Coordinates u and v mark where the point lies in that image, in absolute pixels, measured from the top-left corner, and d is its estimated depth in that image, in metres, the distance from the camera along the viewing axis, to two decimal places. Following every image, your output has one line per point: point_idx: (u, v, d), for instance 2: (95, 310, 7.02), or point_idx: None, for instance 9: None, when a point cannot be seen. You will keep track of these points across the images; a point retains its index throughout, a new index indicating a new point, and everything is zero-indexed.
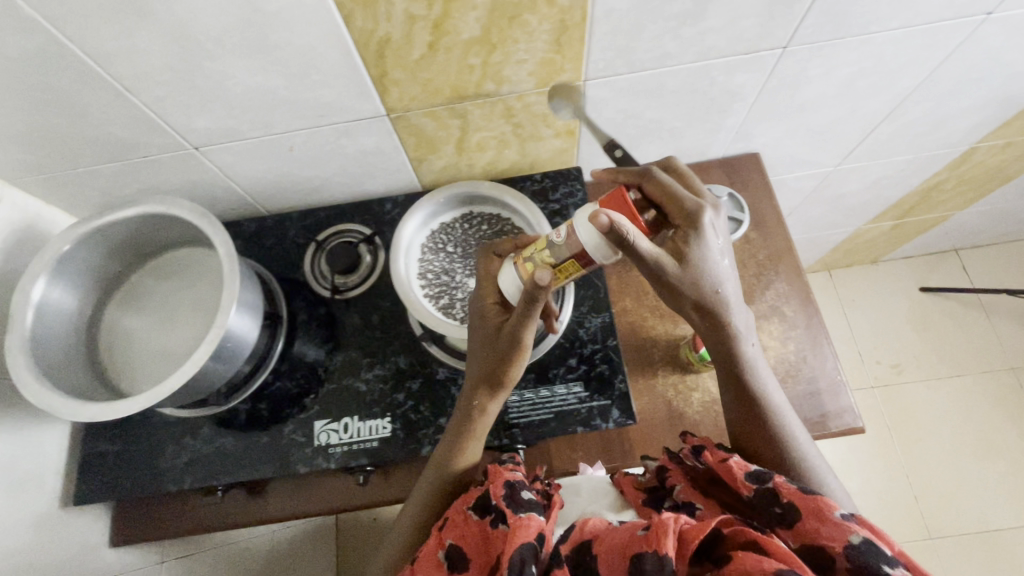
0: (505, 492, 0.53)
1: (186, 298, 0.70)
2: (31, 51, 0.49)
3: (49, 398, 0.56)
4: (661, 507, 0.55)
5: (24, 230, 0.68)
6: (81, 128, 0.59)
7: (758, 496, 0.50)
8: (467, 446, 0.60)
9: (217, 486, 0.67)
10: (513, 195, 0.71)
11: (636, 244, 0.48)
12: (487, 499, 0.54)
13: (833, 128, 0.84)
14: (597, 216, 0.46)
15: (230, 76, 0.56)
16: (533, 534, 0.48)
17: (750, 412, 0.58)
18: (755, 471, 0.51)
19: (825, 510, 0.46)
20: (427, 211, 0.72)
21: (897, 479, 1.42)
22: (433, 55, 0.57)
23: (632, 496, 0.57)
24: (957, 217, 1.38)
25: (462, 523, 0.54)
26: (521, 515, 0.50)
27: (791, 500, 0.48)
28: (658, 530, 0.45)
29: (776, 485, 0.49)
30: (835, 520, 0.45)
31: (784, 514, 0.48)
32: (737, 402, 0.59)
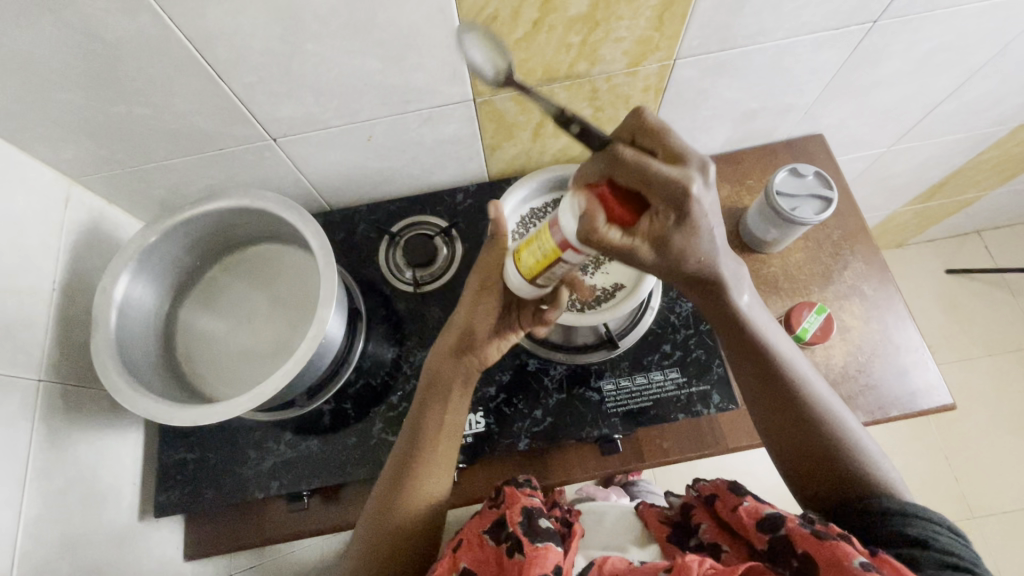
0: (521, 519, 0.51)
1: (264, 296, 0.68)
2: (133, 34, 0.47)
3: (143, 400, 0.54)
4: (686, 546, 0.54)
5: (91, 232, 0.65)
6: (162, 119, 0.57)
7: (775, 544, 0.46)
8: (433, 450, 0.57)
9: (306, 490, 0.65)
10: None
11: (611, 239, 0.41)
12: (501, 524, 0.53)
13: (900, 107, 0.83)
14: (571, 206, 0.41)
15: (326, 59, 0.53)
16: (550, 566, 0.47)
17: (786, 416, 0.54)
18: (768, 517, 0.48)
19: (843, 560, 0.41)
20: (520, 196, 0.71)
21: (938, 460, 1.41)
22: (535, 34, 0.55)
23: (657, 532, 0.58)
24: (989, 197, 1.38)
25: (477, 547, 0.52)
26: (537, 545, 0.48)
27: (806, 549, 0.43)
28: (681, 570, 0.43)
29: (790, 533, 0.45)
30: (852, 571, 0.40)
31: (801, 564, 0.43)
32: (770, 409, 0.55)
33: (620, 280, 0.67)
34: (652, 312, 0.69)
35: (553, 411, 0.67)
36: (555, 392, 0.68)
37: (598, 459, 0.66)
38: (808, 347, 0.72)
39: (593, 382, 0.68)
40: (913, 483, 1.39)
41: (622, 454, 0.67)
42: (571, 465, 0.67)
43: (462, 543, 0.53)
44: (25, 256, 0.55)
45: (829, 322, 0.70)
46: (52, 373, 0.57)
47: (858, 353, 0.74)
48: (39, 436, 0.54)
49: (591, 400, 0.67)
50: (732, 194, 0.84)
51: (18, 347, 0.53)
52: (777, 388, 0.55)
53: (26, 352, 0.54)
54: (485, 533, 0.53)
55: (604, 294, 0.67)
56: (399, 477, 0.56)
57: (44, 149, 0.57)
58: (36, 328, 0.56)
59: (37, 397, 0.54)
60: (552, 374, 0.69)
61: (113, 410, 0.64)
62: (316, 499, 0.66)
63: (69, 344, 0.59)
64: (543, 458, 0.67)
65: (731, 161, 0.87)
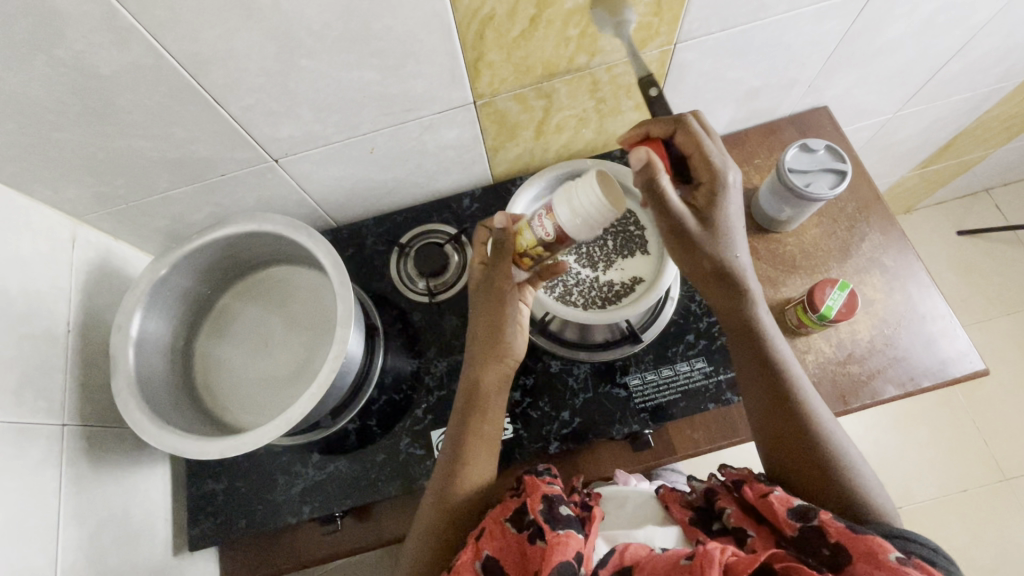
0: (542, 506, 0.50)
1: (279, 320, 0.67)
2: (127, 66, 0.46)
3: (169, 437, 0.53)
4: (710, 530, 0.52)
5: (100, 270, 0.64)
6: (162, 150, 0.56)
7: (805, 535, 0.45)
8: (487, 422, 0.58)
9: (339, 511, 0.64)
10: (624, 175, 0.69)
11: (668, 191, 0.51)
12: (523, 514, 0.51)
13: (904, 72, 0.81)
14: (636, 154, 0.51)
15: (323, 74, 0.52)
16: (571, 553, 0.45)
17: (790, 418, 0.53)
18: (797, 506, 0.47)
19: (878, 552, 0.40)
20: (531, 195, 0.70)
21: (966, 424, 1.40)
22: (533, 30, 0.54)
23: (678, 514, 0.54)
24: (996, 155, 1.36)
25: (499, 535, 0.50)
26: (558, 532, 0.47)
27: (840, 540, 0.42)
28: (703, 557, 0.42)
29: (822, 524, 0.44)
30: (888, 564, 0.39)
31: (832, 555, 0.42)
32: (772, 410, 0.54)
33: (638, 274, 0.67)
34: (674, 302, 0.69)
35: (581, 411, 0.66)
36: (581, 392, 0.67)
37: (628, 455, 0.66)
38: (832, 324, 0.71)
39: (618, 379, 0.67)
40: (941, 450, 1.37)
41: (654, 449, 0.66)
42: (602, 459, 0.66)
43: (484, 531, 0.51)
44: (36, 301, 0.54)
45: (853, 298, 0.68)
46: (75, 416, 0.56)
47: (884, 325, 0.73)
48: (67, 481, 0.54)
49: (618, 398, 0.66)
50: (741, 175, 0.83)
51: (38, 393, 0.53)
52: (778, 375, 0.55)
53: (47, 398, 0.53)
54: (507, 521, 0.51)
55: (625, 289, 0.66)
56: (457, 446, 0.57)
57: (46, 192, 0.56)
58: (55, 372, 0.55)
59: (61, 442, 0.54)
60: (577, 374, 0.68)
61: (138, 447, 0.64)
62: (348, 520, 0.66)
63: (88, 385, 0.59)
64: (574, 460, 0.66)
65: (737, 141, 0.85)
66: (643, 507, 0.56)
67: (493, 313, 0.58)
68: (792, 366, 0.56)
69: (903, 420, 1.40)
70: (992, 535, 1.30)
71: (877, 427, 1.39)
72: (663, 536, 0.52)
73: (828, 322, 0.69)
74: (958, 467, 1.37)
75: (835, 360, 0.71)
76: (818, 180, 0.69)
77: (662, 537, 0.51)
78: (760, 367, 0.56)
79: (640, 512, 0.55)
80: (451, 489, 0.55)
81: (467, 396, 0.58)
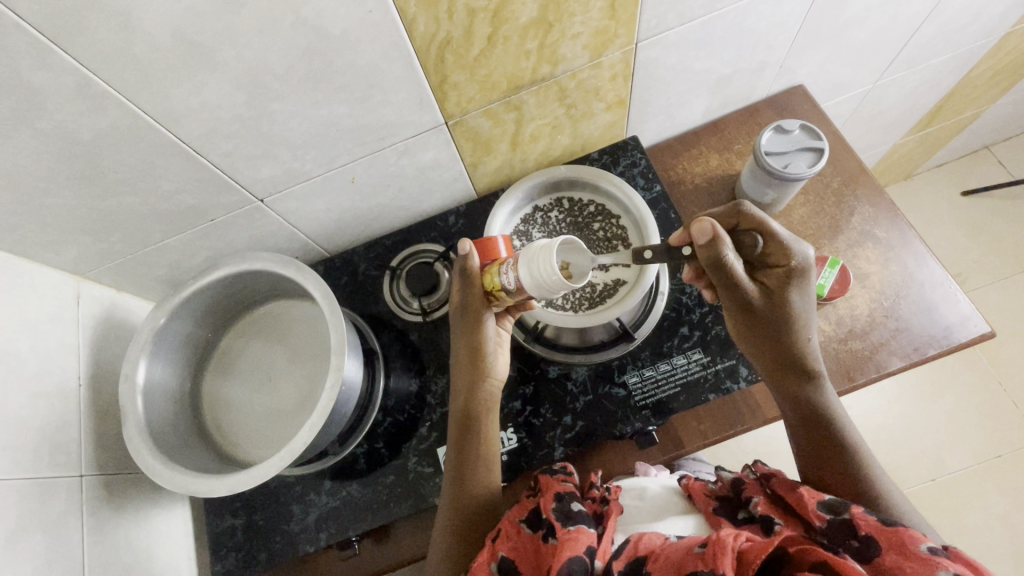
0: (556, 505, 0.51)
1: (280, 354, 0.69)
2: (106, 129, 0.48)
3: (181, 478, 0.55)
4: (735, 517, 0.50)
5: (106, 323, 0.67)
6: (151, 203, 0.58)
7: (832, 528, 0.45)
8: (483, 440, 0.60)
9: (355, 536, 0.65)
10: (609, 179, 0.71)
11: (728, 261, 0.55)
12: (541, 514, 0.52)
13: (876, 43, 0.81)
14: (705, 223, 0.54)
15: (294, 114, 0.54)
16: (583, 549, 0.45)
17: (821, 434, 0.55)
18: (828, 500, 0.47)
19: (909, 544, 0.40)
20: (516, 199, 0.73)
21: (994, 388, 1.36)
22: (491, 48, 0.55)
23: (702, 503, 0.54)
24: (991, 111, 1.33)
25: (513, 537, 0.51)
26: (569, 529, 0.47)
27: (869, 533, 0.42)
28: (716, 547, 0.40)
29: (853, 517, 0.44)
30: (919, 555, 0.39)
31: (862, 547, 0.42)
32: (801, 424, 0.57)
33: (620, 275, 0.69)
34: (663, 296, 0.70)
35: (582, 415, 0.67)
36: (581, 396, 0.68)
37: (635, 453, 0.66)
38: (828, 303, 0.70)
39: (616, 378, 0.68)
40: (970, 417, 1.34)
41: (661, 445, 0.66)
42: (611, 459, 0.66)
43: (500, 533, 0.51)
44: (47, 361, 0.57)
45: (845, 274, 0.68)
46: (92, 467, 0.58)
47: (882, 298, 0.72)
48: (89, 531, 0.56)
49: (617, 397, 0.67)
50: (722, 162, 0.83)
51: (54, 449, 0.55)
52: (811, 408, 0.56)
53: (64, 452, 0.56)
54: (523, 522, 0.52)
55: (609, 291, 0.68)
56: (458, 458, 0.59)
57: (48, 256, 0.59)
58: (69, 428, 0.57)
59: (81, 493, 0.56)
60: (575, 378, 0.69)
61: (157, 491, 0.66)
62: (366, 543, 0.66)
63: (104, 435, 0.61)
64: (580, 462, 0.67)
65: (715, 130, 0.85)
66: (664, 497, 0.56)
67: (473, 334, 0.60)
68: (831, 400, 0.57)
69: (926, 390, 1.37)
70: None
71: (901, 400, 1.36)
72: (679, 524, 0.51)
73: (823, 301, 0.68)
74: (993, 432, 1.32)
75: (836, 338, 0.71)
76: (798, 158, 0.69)
77: (681, 525, 0.51)
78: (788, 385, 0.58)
79: (660, 503, 0.55)
80: (464, 495, 0.57)
81: (461, 418, 0.60)
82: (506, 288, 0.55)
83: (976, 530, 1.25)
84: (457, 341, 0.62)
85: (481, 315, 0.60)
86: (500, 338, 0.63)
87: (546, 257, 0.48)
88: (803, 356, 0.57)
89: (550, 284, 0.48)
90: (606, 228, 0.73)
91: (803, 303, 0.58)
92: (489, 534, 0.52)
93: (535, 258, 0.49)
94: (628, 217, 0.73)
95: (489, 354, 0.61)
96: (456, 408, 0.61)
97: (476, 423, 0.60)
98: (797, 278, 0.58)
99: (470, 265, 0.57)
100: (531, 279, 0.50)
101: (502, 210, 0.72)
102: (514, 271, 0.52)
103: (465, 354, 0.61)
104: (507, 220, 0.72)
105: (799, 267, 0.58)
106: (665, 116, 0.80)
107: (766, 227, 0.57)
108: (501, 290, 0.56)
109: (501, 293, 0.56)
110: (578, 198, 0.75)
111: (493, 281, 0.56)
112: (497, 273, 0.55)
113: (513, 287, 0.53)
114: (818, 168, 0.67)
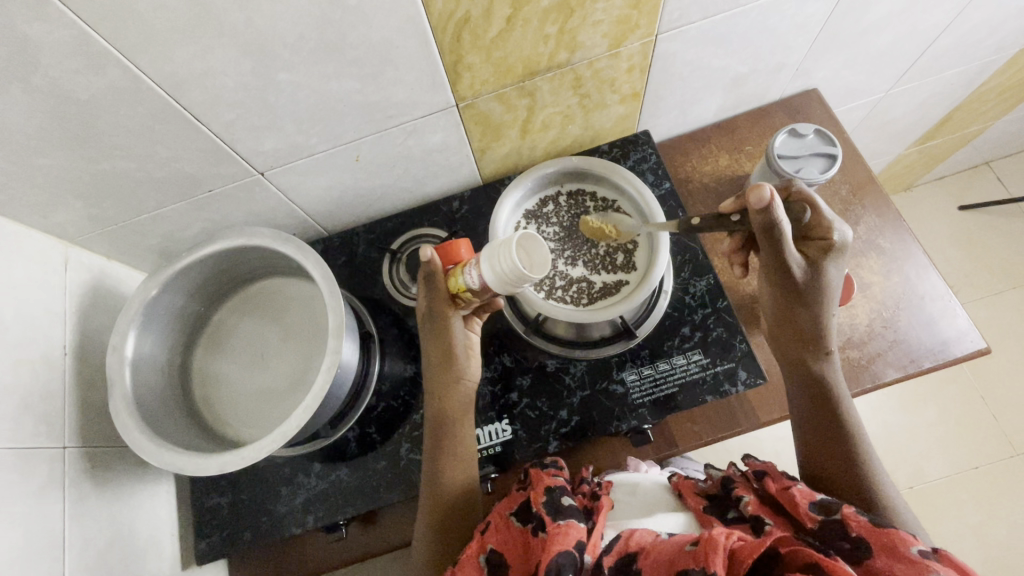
0: (546, 499, 0.49)
1: (274, 333, 0.68)
2: (104, 89, 0.46)
3: (168, 454, 0.54)
4: (725, 517, 0.49)
5: (95, 292, 0.64)
6: (147, 169, 0.56)
7: (823, 527, 0.44)
8: (460, 442, 0.59)
9: (342, 520, 0.65)
10: (633, 185, 0.69)
11: (781, 228, 0.54)
12: (528, 506, 0.51)
13: (893, 51, 0.80)
14: (763, 189, 0.53)
15: (303, 86, 0.52)
16: (572, 543, 0.43)
17: (828, 410, 0.56)
18: (820, 500, 0.46)
19: (900, 545, 0.39)
20: (540, 179, 0.72)
21: (976, 401, 1.38)
22: (510, 31, 0.54)
23: (692, 502, 0.52)
24: (996, 127, 1.33)
25: (503, 530, 0.50)
26: (559, 523, 0.45)
27: (860, 534, 0.41)
28: (707, 545, 0.39)
29: (845, 518, 0.43)
30: (909, 556, 0.38)
31: (853, 549, 0.41)
32: (814, 399, 0.57)
33: (623, 277, 0.68)
34: (667, 296, 0.70)
35: (578, 410, 0.66)
36: (578, 390, 0.67)
37: (630, 450, 0.66)
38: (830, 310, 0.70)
39: (615, 375, 0.67)
40: (951, 429, 1.36)
41: (655, 443, 0.66)
42: (604, 456, 0.66)
43: (489, 526, 0.51)
44: (31, 327, 0.55)
45: (850, 282, 0.69)
46: (74, 438, 0.57)
47: (882, 308, 0.72)
48: (70, 504, 0.54)
49: (615, 393, 0.66)
50: (732, 163, 0.82)
51: (37, 418, 0.53)
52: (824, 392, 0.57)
53: (46, 421, 0.54)
54: (512, 515, 0.51)
55: (609, 290, 0.68)
56: (434, 463, 0.58)
57: (36, 218, 0.57)
58: (53, 397, 0.56)
59: (63, 465, 0.55)
60: (573, 372, 0.68)
61: (141, 465, 0.65)
62: (353, 527, 0.66)
63: (89, 405, 0.60)
64: (574, 457, 0.67)
65: (726, 129, 0.84)
66: (654, 495, 0.55)
67: (442, 338, 0.59)
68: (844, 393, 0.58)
69: (911, 399, 1.38)
70: (1006, 513, 1.28)
71: (885, 409, 1.38)
72: (667, 522, 0.50)
73: None
74: (971, 444, 1.35)
75: (834, 346, 0.71)
76: (812, 163, 0.68)
77: (671, 522, 0.50)
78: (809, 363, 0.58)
79: (650, 500, 0.54)
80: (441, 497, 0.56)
81: (434, 423, 0.59)
82: (470, 289, 0.56)
83: (947, 539, 1.28)
84: (427, 347, 0.61)
85: (449, 317, 0.59)
86: (470, 341, 0.62)
87: (507, 248, 0.51)
88: (824, 333, 0.59)
89: (515, 274, 0.51)
90: None
91: (835, 280, 0.59)
92: (476, 528, 0.51)
93: (497, 253, 0.52)
94: (644, 229, 0.70)
95: (459, 361, 0.60)
96: (430, 414, 0.60)
97: (448, 429, 0.59)
98: (835, 255, 0.59)
99: (428, 269, 0.58)
100: (495, 274, 0.53)
101: (520, 185, 0.71)
102: (479, 270, 0.54)
103: (435, 358, 0.60)
104: (521, 199, 0.71)
105: (839, 246, 0.59)
106: (677, 112, 0.79)
107: (816, 203, 0.58)
108: (466, 291, 0.56)
109: (467, 297, 0.57)
110: (604, 193, 0.73)
111: (457, 283, 0.57)
112: (460, 276, 0.56)
113: (477, 285, 0.55)
114: (831, 175, 0.67)
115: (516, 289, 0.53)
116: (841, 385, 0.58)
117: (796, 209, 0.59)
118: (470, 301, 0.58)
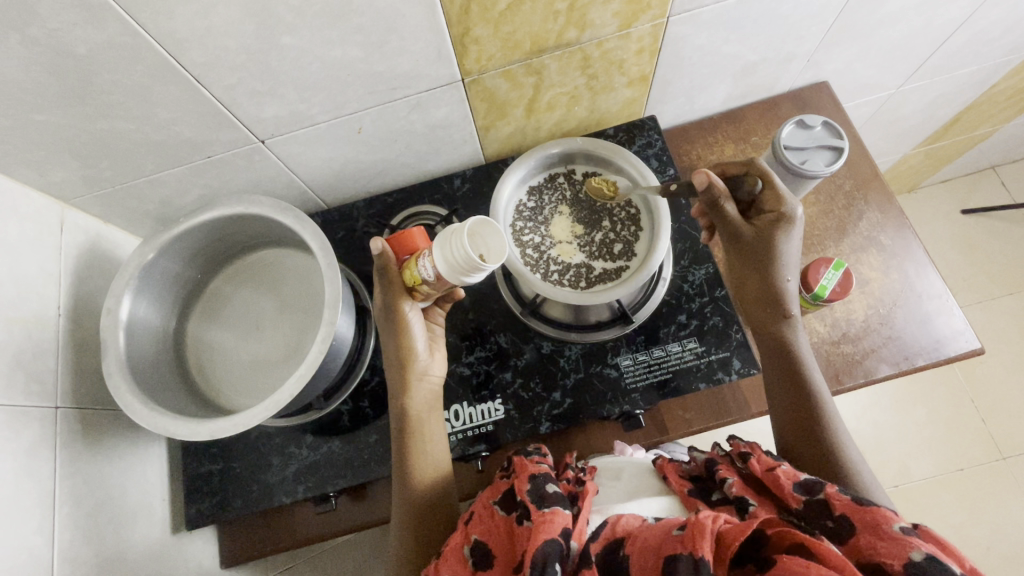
0: (529, 487, 0.49)
1: (269, 305, 0.68)
2: (103, 45, 0.45)
3: (161, 419, 0.53)
4: (710, 500, 0.49)
5: (90, 255, 0.64)
6: (146, 131, 0.55)
7: (807, 509, 0.44)
8: (429, 440, 0.59)
9: (332, 491, 0.65)
10: (636, 169, 0.68)
11: (724, 207, 0.60)
12: (512, 494, 0.51)
13: (905, 47, 0.79)
14: (697, 175, 0.59)
15: (307, 51, 0.51)
16: (558, 531, 0.43)
17: (795, 382, 0.57)
18: (804, 481, 0.46)
19: (882, 523, 0.39)
20: (546, 158, 0.71)
21: (965, 405, 1.39)
22: (519, 4, 0.53)
23: (676, 485, 0.52)
24: (1004, 131, 1.32)
25: (487, 519, 0.50)
26: (544, 511, 0.45)
27: (844, 512, 0.41)
28: (695, 529, 0.39)
29: (828, 498, 0.43)
30: (891, 534, 0.38)
31: (837, 529, 0.41)
32: (778, 370, 0.59)
33: (620, 262, 0.68)
34: (665, 283, 0.70)
35: (572, 392, 0.66)
36: (572, 373, 0.67)
37: (621, 434, 0.66)
38: (827, 304, 0.70)
39: (609, 359, 0.67)
40: (940, 430, 1.37)
41: (646, 428, 0.66)
42: (595, 440, 0.67)
43: (473, 516, 0.51)
44: (24, 285, 0.54)
45: (848, 278, 0.68)
46: (66, 399, 0.57)
47: (879, 305, 0.72)
48: (61, 463, 0.54)
49: (609, 377, 0.67)
50: (736, 153, 0.82)
51: (28, 377, 0.53)
52: (789, 364, 0.58)
53: (38, 381, 0.54)
54: (496, 504, 0.51)
55: (608, 275, 0.68)
56: (404, 461, 0.58)
57: (32, 175, 0.56)
58: (46, 356, 0.55)
59: (53, 425, 0.54)
60: (568, 355, 0.68)
61: (133, 429, 0.65)
62: (343, 499, 0.66)
63: (82, 367, 0.59)
64: (565, 439, 0.67)
65: (733, 119, 0.84)
66: (639, 480, 0.55)
67: (403, 336, 0.59)
68: (811, 364, 0.59)
69: (902, 399, 1.39)
70: (989, 513, 1.30)
71: (876, 408, 1.38)
72: (654, 506, 0.50)
73: (822, 302, 0.69)
74: (959, 446, 1.36)
75: (829, 340, 0.71)
76: (819, 155, 0.67)
77: (655, 506, 0.49)
78: (771, 334, 0.60)
79: (635, 483, 0.54)
80: (410, 492, 0.56)
81: (400, 417, 0.59)
82: (426, 282, 0.55)
83: None
84: (385, 344, 0.60)
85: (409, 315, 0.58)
86: (434, 334, 0.64)
87: (458, 240, 0.50)
88: (782, 301, 0.60)
89: (468, 266, 0.50)
90: (622, 215, 0.71)
91: (789, 252, 0.60)
92: (461, 516, 0.51)
93: (449, 243, 0.51)
94: (645, 215, 0.70)
95: (420, 356, 0.61)
96: (395, 412, 0.60)
97: (414, 429, 0.59)
98: (785, 225, 0.59)
99: (383, 266, 0.57)
100: (448, 266, 0.51)
101: (524, 163, 0.70)
102: (431, 260, 0.53)
103: (397, 355, 0.60)
104: (524, 176, 0.71)
105: (790, 217, 0.59)
106: (685, 99, 0.78)
107: (768, 176, 0.60)
108: (421, 284, 0.56)
109: (424, 289, 0.57)
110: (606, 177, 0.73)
111: (412, 275, 0.56)
112: (414, 267, 0.55)
113: (432, 277, 0.54)
114: (835, 168, 0.66)
115: (469, 280, 0.52)
116: (807, 350, 0.60)
117: (749, 182, 0.62)
118: (427, 292, 0.57)
